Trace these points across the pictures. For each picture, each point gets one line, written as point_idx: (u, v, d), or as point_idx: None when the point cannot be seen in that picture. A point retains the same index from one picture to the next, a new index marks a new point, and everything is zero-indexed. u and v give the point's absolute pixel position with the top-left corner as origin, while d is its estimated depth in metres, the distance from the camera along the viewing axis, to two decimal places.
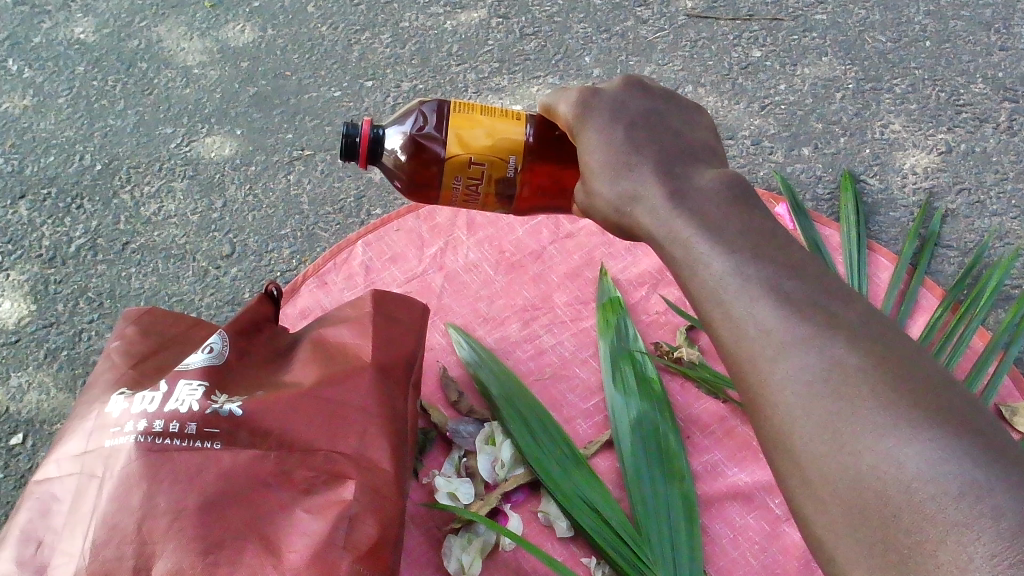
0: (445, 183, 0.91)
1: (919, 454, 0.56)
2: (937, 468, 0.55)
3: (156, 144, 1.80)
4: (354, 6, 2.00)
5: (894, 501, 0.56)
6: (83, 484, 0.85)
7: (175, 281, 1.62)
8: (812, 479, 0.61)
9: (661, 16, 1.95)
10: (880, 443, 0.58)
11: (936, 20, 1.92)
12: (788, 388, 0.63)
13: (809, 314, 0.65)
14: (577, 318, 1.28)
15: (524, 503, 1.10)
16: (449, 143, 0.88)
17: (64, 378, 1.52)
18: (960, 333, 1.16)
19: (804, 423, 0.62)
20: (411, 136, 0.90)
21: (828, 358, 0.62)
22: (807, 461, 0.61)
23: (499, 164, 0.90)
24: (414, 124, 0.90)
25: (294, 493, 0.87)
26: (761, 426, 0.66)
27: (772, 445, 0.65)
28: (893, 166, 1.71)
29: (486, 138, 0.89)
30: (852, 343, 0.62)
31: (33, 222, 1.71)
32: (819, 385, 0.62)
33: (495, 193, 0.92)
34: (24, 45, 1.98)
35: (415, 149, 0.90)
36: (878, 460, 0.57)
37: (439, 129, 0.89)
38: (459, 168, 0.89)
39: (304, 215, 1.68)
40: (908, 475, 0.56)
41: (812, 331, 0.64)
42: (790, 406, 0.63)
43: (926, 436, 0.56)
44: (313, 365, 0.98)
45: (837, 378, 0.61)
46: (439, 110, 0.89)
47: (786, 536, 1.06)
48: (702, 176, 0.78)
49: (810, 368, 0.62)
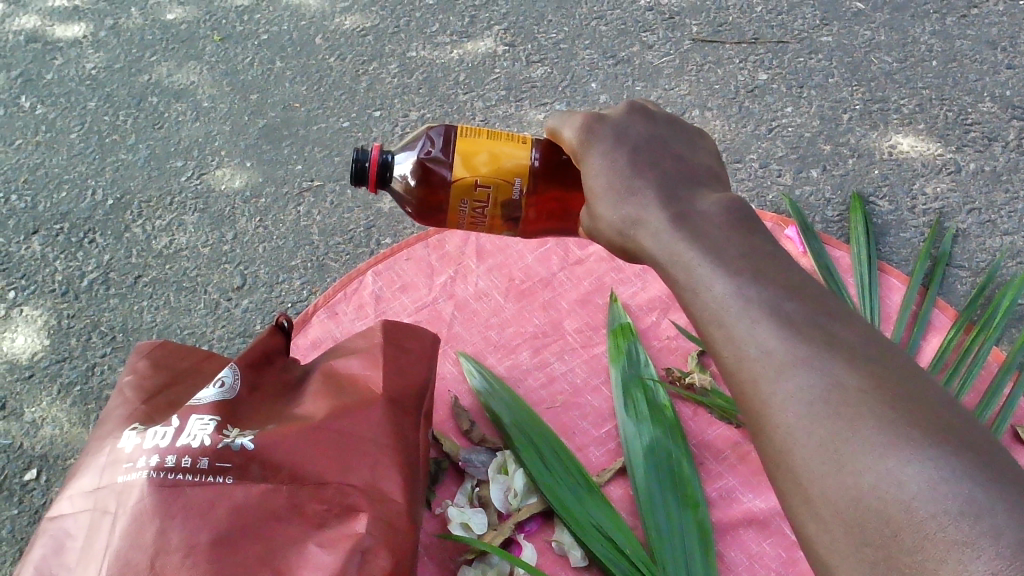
0: (451, 205, 0.91)
1: (918, 473, 0.55)
2: (937, 486, 0.54)
3: (167, 178, 1.82)
4: (361, 37, 2.01)
5: (895, 520, 0.55)
6: (96, 520, 0.85)
7: (187, 313, 1.63)
8: (814, 498, 0.60)
9: (667, 41, 1.96)
10: (881, 462, 0.57)
11: (942, 40, 1.92)
12: (789, 407, 0.63)
13: (809, 334, 0.64)
14: (588, 345, 1.28)
15: (537, 533, 1.09)
16: (456, 166, 0.89)
17: (78, 413, 1.52)
18: (974, 355, 1.15)
19: (804, 441, 0.61)
20: (419, 160, 0.91)
21: (828, 377, 0.62)
22: (808, 480, 0.60)
23: (504, 187, 0.90)
24: (421, 149, 0.91)
25: (307, 525, 0.87)
26: (760, 445, 0.65)
27: (772, 464, 0.64)
28: (903, 186, 1.70)
29: (492, 162, 0.89)
30: (851, 362, 0.62)
31: (46, 257, 1.73)
32: (819, 405, 0.61)
33: (501, 217, 0.92)
34: (37, 82, 2.01)
35: (423, 173, 0.91)
36: (879, 478, 0.57)
37: (446, 153, 0.90)
38: (466, 191, 0.90)
39: (315, 245, 1.69)
40: (908, 494, 0.55)
41: (812, 351, 0.63)
42: (790, 425, 0.62)
43: (926, 454, 0.56)
44: (323, 397, 0.98)
45: (837, 397, 0.61)
46: (446, 135, 0.90)
47: (802, 561, 1.05)
48: (705, 200, 0.78)
49: (811, 388, 0.62)
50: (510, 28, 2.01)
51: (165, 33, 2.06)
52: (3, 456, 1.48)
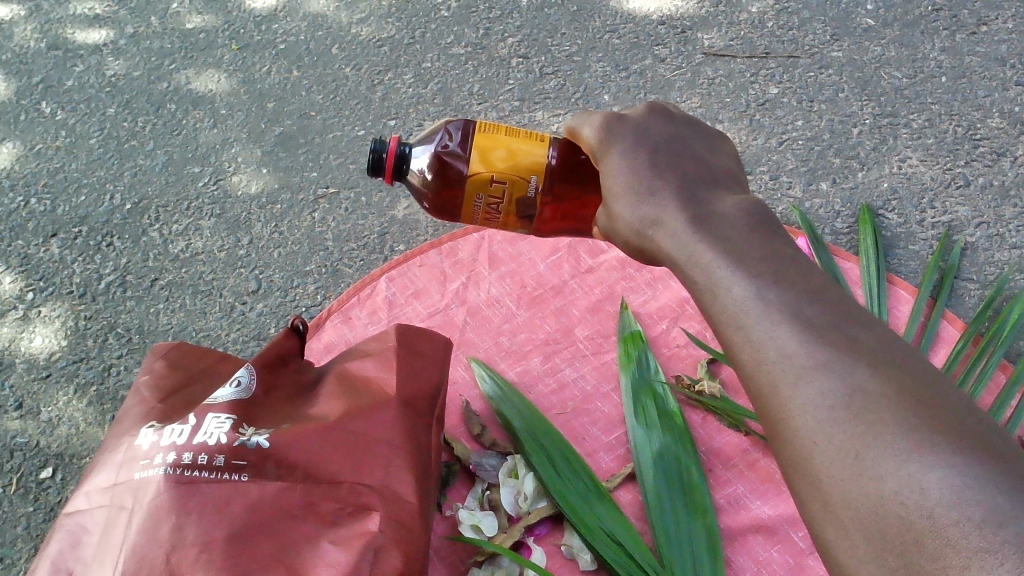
0: (467, 199, 0.93)
1: (941, 480, 0.56)
2: (960, 493, 0.55)
3: (184, 184, 1.84)
4: (377, 48, 2.04)
5: (917, 526, 0.56)
6: (113, 515, 0.86)
7: (203, 317, 1.65)
8: (833, 503, 0.61)
9: (679, 54, 1.98)
10: (902, 468, 0.58)
11: (951, 56, 1.94)
12: (810, 411, 0.64)
13: (829, 338, 0.65)
14: (599, 352, 1.29)
15: (547, 536, 1.10)
16: (472, 161, 0.91)
17: (93, 414, 1.54)
18: (982, 368, 1.17)
19: (825, 446, 0.62)
20: (436, 154, 0.93)
21: (849, 381, 0.63)
22: (829, 485, 0.61)
23: (520, 184, 0.91)
24: (439, 142, 0.93)
25: (321, 524, 0.88)
26: (780, 449, 0.66)
27: (791, 469, 0.65)
28: (912, 200, 1.72)
29: (508, 158, 0.91)
30: (873, 366, 0.63)
31: (64, 260, 1.75)
32: (839, 408, 0.62)
33: (516, 213, 0.94)
34: (57, 88, 2.04)
35: (440, 167, 0.93)
36: (901, 485, 0.57)
37: (463, 147, 0.92)
38: (481, 185, 0.92)
39: (329, 251, 1.71)
40: (931, 501, 0.56)
41: (833, 356, 0.64)
42: (811, 428, 0.63)
43: (949, 462, 0.56)
44: (338, 398, 1.00)
45: (858, 402, 0.62)
46: (464, 130, 0.92)
47: (810, 569, 1.06)
48: (723, 202, 0.79)
49: (831, 393, 0.63)
50: (524, 41, 2.03)
51: (184, 42, 2.09)
52: (20, 454, 1.49)
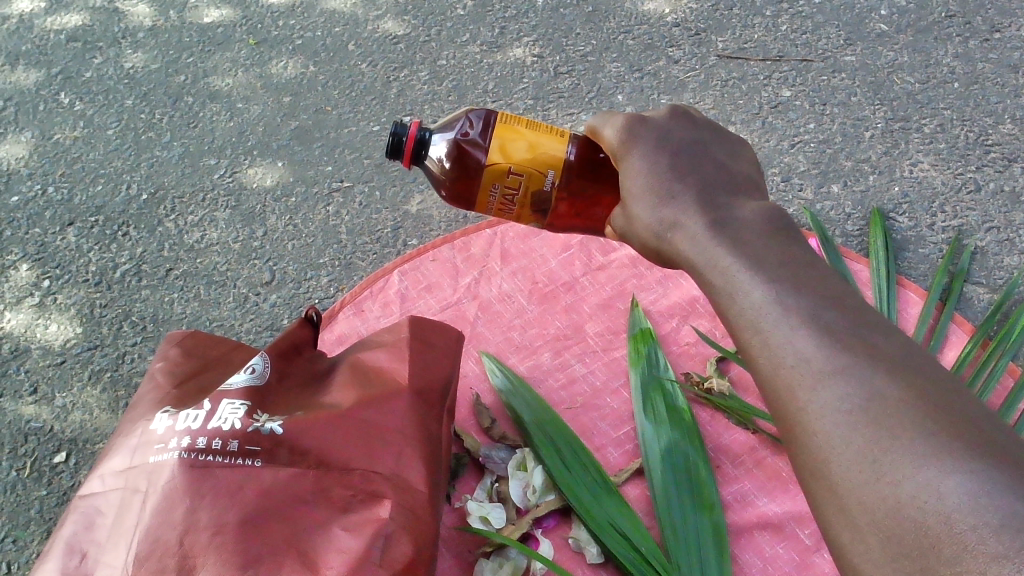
0: (482, 189, 0.94)
1: (957, 485, 0.56)
2: (976, 499, 0.55)
3: (200, 175, 1.86)
4: (393, 45, 2.06)
5: (934, 532, 0.56)
6: (128, 498, 0.87)
7: (216, 306, 1.66)
8: (849, 507, 0.62)
9: (693, 56, 2.00)
10: (920, 473, 0.58)
11: (964, 63, 1.95)
12: (827, 415, 0.64)
13: (848, 343, 0.66)
14: (609, 348, 1.30)
15: (554, 529, 1.11)
16: (492, 150, 0.92)
17: (107, 400, 1.55)
18: (990, 369, 1.17)
19: (842, 450, 0.63)
20: (456, 141, 0.94)
21: (866, 386, 0.63)
22: (846, 490, 0.62)
23: (537, 177, 0.92)
24: (460, 129, 0.94)
25: (332, 510, 0.89)
26: (796, 453, 0.67)
27: (806, 473, 0.66)
28: (923, 205, 1.72)
29: (528, 151, 0.92)
30: (891, 372, 0.63)
31: (80, 248, 1.76)
32: (857, 414, 0.63)
33: (530, 206, 0.95)
34: (76, 79, 2.06)
35: (459, 154, 0.94)
36: (918, 489, 0.58)
37: (483, 136, 0.93)
38: (498, 176, 0.92)
39: (343, 244, 1.72)
40: (948, 507, 0.56)
41: (851, 361, 0.65)
42: (827, 433, 0.64)
43: (966, 467, 0.56)
44: (351, 387, 1.00)
45: (876, 407, 0.62)
46: (486, 119, 0.93)
47: (816, 566, 1.06)
48: (743, 208, 0.80)
49: (850, 398, 0.64)
50: (540, 40, 2.05)
51: (202, 36, 2.11)
52: (34, 438, 1.51)
